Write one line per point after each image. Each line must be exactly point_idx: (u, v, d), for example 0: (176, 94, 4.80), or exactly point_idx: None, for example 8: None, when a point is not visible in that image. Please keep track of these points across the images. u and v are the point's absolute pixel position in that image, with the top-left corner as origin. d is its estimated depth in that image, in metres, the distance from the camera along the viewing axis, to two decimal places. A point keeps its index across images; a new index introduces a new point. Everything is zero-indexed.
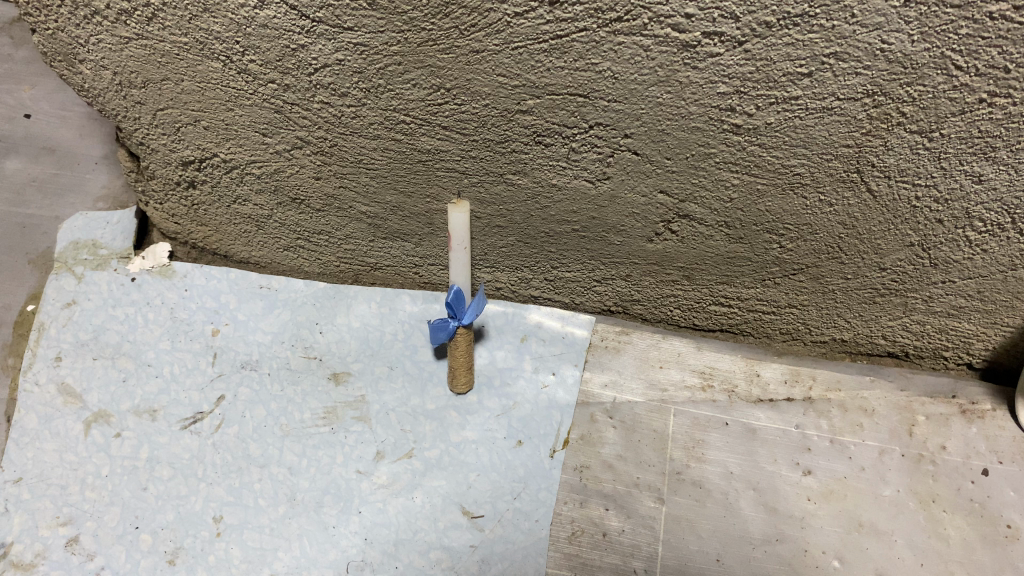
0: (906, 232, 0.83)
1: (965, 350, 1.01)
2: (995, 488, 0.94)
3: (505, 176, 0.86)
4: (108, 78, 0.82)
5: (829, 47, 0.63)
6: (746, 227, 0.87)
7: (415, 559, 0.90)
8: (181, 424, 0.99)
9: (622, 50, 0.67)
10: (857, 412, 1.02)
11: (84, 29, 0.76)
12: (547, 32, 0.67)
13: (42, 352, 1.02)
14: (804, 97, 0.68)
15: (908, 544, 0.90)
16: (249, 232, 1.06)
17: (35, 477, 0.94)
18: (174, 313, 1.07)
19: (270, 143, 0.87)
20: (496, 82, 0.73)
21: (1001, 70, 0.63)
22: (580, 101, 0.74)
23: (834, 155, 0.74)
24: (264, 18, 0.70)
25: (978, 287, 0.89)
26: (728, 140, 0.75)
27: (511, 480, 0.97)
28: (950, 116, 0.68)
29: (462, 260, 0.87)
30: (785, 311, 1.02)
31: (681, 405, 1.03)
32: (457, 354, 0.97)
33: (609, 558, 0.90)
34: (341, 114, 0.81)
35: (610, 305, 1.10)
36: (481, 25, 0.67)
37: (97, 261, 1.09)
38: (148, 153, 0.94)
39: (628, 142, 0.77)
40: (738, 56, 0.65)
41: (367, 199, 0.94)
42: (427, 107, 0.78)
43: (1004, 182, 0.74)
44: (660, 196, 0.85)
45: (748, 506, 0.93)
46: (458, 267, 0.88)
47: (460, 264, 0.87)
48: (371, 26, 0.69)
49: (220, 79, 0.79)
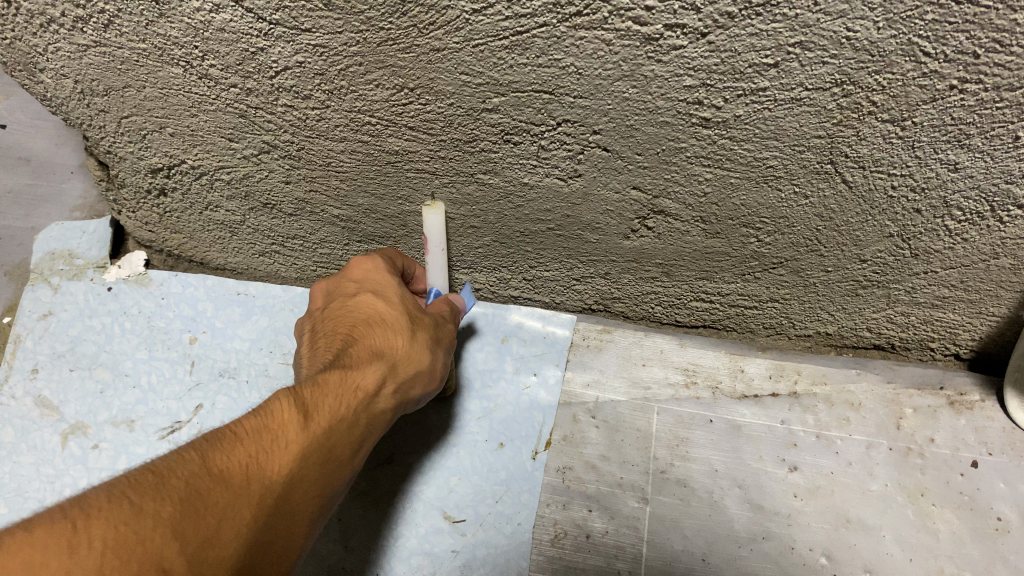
0: (885, 223, 0.81)
1: (952, 341, 1.00)
2: (985, 480, 0.93)
3: (475, 175, 0.85)
4: (70, 87, 0.81)
5: (794, 37, 0.60)
6: (722, 222, 0.85)
7: (397, 565, 0.90)
8: (160, 434, 0.97)
9: (584, 45, 0.65)
10: (843, 406, 1.00)
11: (41, 38, 0.74)
12: (507, 29, 0.64)
13: (17, 365, 1.01)
14: (772, 88, 0.66)
15: (896, 538, 0.89)
16: (223, 238, 1.05)
17: (12, 491, 0.91)
18: (151, 322, 1.06)
19: (237, 147, 0.86)
20: (459, 81, 0.71)
21: (970, 56, 0.60)
22: (546, 98, 0.72)
23: (806, 146, 0.72)
24: (220, 21, 0.68)
25: (961, 276, 0.87)
26: (697, 134, 0.73)
27: (492, 484, 0.97)
28: (922, 104, 0.65)
29: (440, 263, 0.86)
30: (768, 305, 1.00)
31: (664, 402, 1.02)
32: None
33: (593, 560, 0.90)
34: (305, 117, 0.79)
35: (591, 304, 1.10)
36: (440, 23, 0.65)
37: (73, 271, 1.09)
38: (116, 162, 0.93)
39: (597, 138, 0.76)
40: (702, 47, 0.63)
41: (339, 203, 0.94)
42: (392, 107, 0.76)
43: (981, 170, 0.72)
44: (634, 192, 0.83)
45: (733, 503, 0.93)
46: (435, 274, 0.89)
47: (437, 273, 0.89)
48: (329, 27, 0.67)
49: (183, 85, 0.78)
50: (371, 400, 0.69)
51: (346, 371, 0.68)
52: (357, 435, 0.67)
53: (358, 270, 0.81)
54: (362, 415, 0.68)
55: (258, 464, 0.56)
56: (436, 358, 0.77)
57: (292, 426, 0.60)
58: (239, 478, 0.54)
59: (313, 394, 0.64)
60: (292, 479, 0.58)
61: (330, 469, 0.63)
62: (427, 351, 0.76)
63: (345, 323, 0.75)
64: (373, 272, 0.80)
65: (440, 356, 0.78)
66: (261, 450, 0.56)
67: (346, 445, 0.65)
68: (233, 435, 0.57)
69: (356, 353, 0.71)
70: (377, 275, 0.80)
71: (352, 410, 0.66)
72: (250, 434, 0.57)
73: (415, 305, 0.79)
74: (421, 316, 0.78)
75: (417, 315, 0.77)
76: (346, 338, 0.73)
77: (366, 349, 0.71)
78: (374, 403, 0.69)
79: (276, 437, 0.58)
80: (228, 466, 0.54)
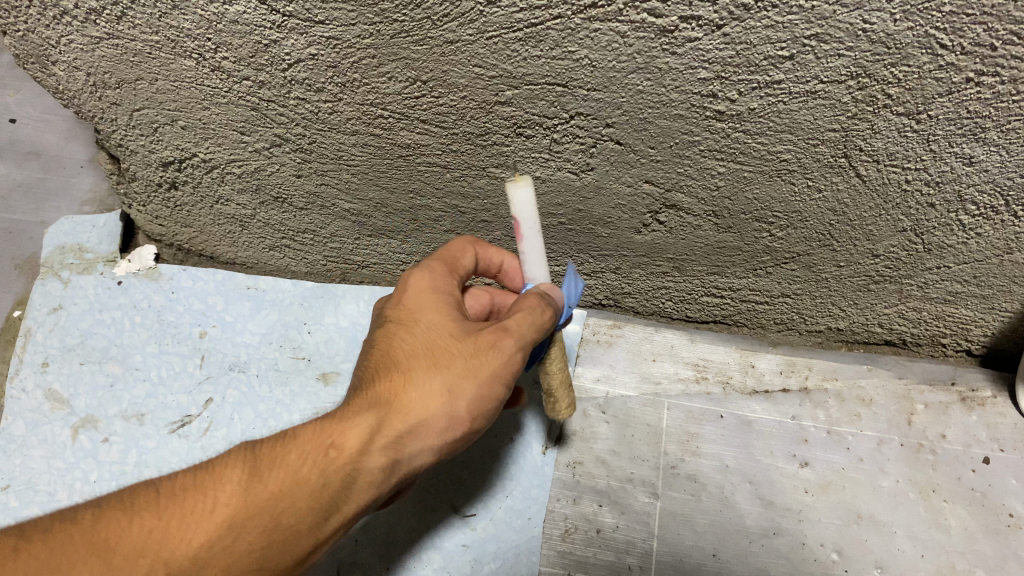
0: (898, 217, 0.81)
1: (964, 336, 0.99)
2: (997, 476, 0.92)
3: (487, 169, 0.85)
4: (82, 80, 0.81)
5: (810, 29, 0.60)
6: (734, 216, 0.85)
7: (407, 560, 0.91)
8: (170, 428, 0.97)
9: (598, 38, 0.64)
10: (854, 402, 1.00)
11: (54, 30, 0.74)
12: (521, 21, 0.64)
13: (28, 358, 1.01)
14: (787, 80, 0.65)
15: (908, 534, 0.89)
16: (233, 232, 1.05)
17: (23, 485, 0.92)
18: (161, 316, 1.06)
19: (249, 141, 0.86)
20: (472, 73, 0.71)
21: (988, 48, 0.59)
22: (559, 91, 0.72)
23: (820, 139, 0.72)
24: (234, 13, 0.68)
25: (974, 272, 0.87)
26: (711, 127, 0.73)
27: (501, 478, 0.97)
28: (938, 97, 0.65)
29: (537, 249, 0.67)
30: (778, 301, 1.00)
31: (674, 398, 1.02)
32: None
33: (604, 555, 0.90)
34: (318, 109, 0.79)
35: (601, 299, 1.10)
36: (454, 15, 0.64)
37: (83, 265, 1.09)
38: (127, 155, 0.93)
39: (610, 131, 0.76)
40: (717, 40, 0.62)
41: (350, 196, 0.94)
42: (404, 100, 0.76)
43: (996, 164, 0.71)
44: (646, 186, 0.83)
45: (744, 499, 0.93)
46: (532, 259, 0.69)
47: (534, 255, 0.68)
48: (342, 19, 0.67)
49: (195, 77, 0.78)
50: (355, 460, 0.57)
51: (330, 421, 0.58)
52: (331, 498, 0.57)
53: (403, 282, 0.68)
54: (343, 473, 0.57)
55: (155, 537, 0.52)
56: (465, 399, 0.60)
57: (227, 489, 0.55)
58: (123, 553, 0.51)
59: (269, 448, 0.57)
60: (202, 553, 0.52)
61: (281, 540, 0.55)
62: (448, 393, 0.60)
63: (368, 357, 0.64)
64: (415, 288, 0.67)
65: (482, 388, 0.61)
66: (167, 520, 0.53)
67: (307, 512, 0.56)
68: (157, 497, 0.54)
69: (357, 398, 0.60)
70: (420, 287, 0.67)
71: (323, 471, 0.57)
72: (169, 497, 0.54)
73: (454, 329, 0.63)
74: (454, 344, 0.62)
75: (446, 345, 0.62)
76: (360, 378, 0.62)
77: (368, 396, 0.60)
78: (363, 460, 0.57)
79: (198, 502, 0.54)
80: (115, 535, 0.51)
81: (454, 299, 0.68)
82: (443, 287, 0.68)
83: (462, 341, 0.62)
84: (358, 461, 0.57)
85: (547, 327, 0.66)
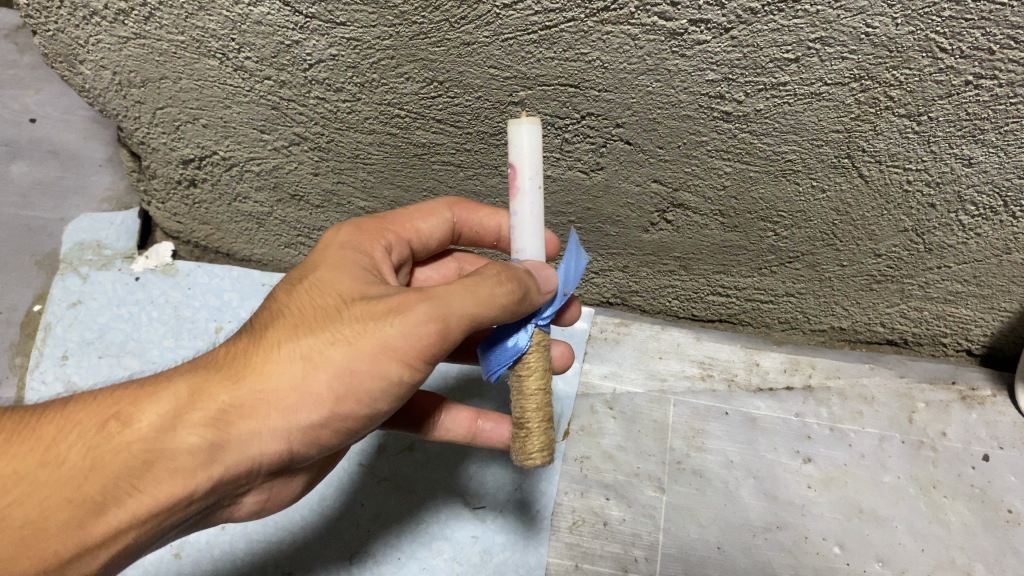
0: (900, 217, 0.83)
1: (964, 336, 1.01)
2: (996, 473, 0.94)
3: (499, 168, 0.87)
4: (108, 79, 0.83)
5: (815, 33, 0.62)
6: (740, 215, 0.87)
7: (417, 549, 0.92)
8: None
9: (610, 40, 0.66)
10: (857, 399, 1.02)
11: (83, 30, 0.77)
12: (535, 23, 0.66)
13: (48, 352, 1.04)
14: (792, 82, 0.68)
15: (908, 529, 0.91)
16: (250, 230, 1.08)
17: None
18: (177, 312, 1.09)
19: (268, 139, 0.88)
20: (487, 74, 0.73)
21: (985, 52, 0.61)
22: (571, 91, 0.74)
23: (824, 140, 0.74)
24: (258, 14, 0.70)
25: (974, 272, 0.89)
26: (719, 128, 0.75)
27: (510, 472, 0.99)
28: (937, 100, 0.67)
29: (533, 210, 0.63)
30: (782, 299, 1.02)
31: (680, 394, 1.04)
32: (523, 399, 0.65)
33: (610, 547, 0.92)
34: (337, 109, 0.82)
35: (609, 297, 1.12)
36: (471, 17, 0.67)
37: (101, 261, 1.12)
38: (148, 153, 0.95)
39: (620, 131, 0.78)
40: (725, 42, 0.64)
41: (365, 194, 0.96)
42: (421, 100, 0.78)
43: (995, 165, 0.73)
44: (654, 185, 0.85)
45: (748, 493, 0.95)
46: (526, 227, 0.65)
47: (531, 221, 0.64)
48: (363, 21, 0.69)
49: (218, 77, 0.80)
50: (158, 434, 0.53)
51: (155, 391, 0.55)
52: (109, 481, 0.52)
53: (323, 245, 0.67)
54: (137, 450, 0.53)
55: None
56: (331, 369, 0.55)
57: None
58: None
59: (42, 425, 0.54)
60: None
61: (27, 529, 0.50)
62: (303, 365, 0.55)
63: (251, 320, 0.61)
64: (331, 252, 0.65)
65: (349, 363, 0.55)
66: None
67: (69, 497, 0.51)
68: None
69: (203, 368, 0.57)
70: (335, 252, 0.65)
71: (108, 449, 0.52)
72: None
73: (352, 292, 0.59)
74: (335, 311, 0.58)
75: (325, 311, 0.58)
76: (228, 347, 0.59)
77: (213, 367, 0.57)
78: (174, 434, 0.53)
79: None
80: None
81: (377, 261, 0.67)
82: (372, 247, 0.68)
83: (343, 308, 0.58)
84: (165, 436, 0.53)
85: (509, 296, 0.58)
